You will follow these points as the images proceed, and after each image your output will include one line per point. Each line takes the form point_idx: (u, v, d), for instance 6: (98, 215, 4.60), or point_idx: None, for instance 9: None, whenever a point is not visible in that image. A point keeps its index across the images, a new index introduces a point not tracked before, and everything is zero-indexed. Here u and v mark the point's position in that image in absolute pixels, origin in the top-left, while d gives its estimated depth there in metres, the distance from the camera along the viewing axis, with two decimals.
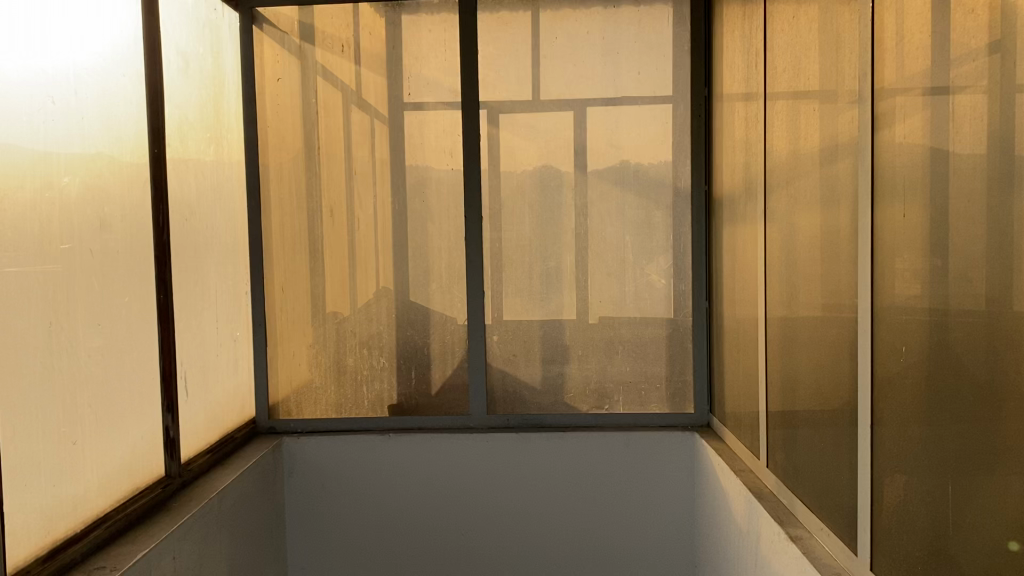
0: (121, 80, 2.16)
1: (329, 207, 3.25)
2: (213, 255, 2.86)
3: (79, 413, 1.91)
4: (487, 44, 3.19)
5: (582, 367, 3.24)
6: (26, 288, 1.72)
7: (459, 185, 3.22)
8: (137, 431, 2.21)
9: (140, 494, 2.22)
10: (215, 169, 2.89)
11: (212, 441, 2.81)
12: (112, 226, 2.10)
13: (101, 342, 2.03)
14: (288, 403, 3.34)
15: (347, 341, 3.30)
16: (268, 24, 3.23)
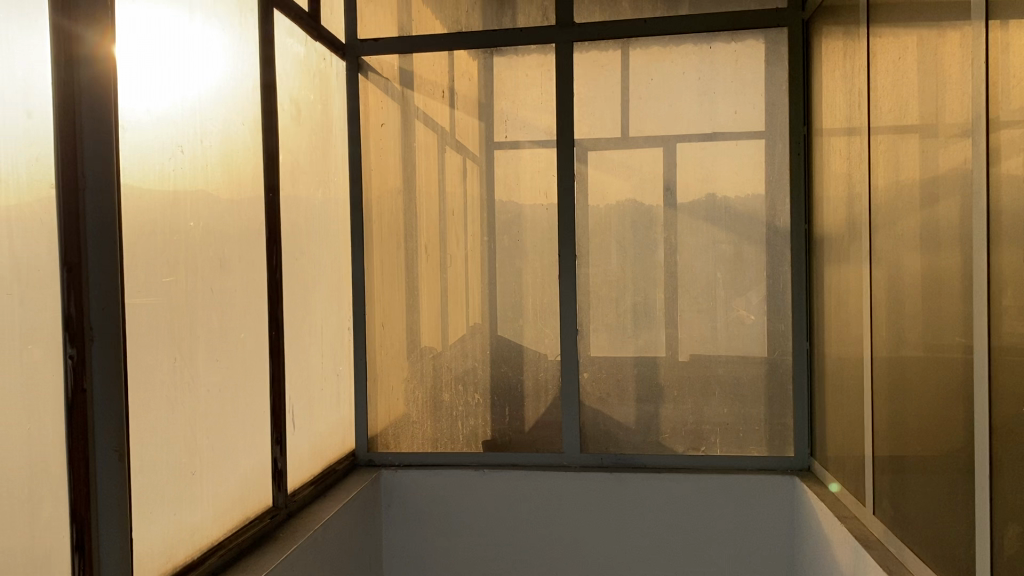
0: (240, 128, 2.30)
1: (427, 245, 3.35)
2: (320, 292, 2.97)
3: (198, 444, 2.01)
4: (582, 86, 3.24)
5: (677, 406, 3.22)
6: (155, 325, 1.83)
7: (554, 224, 3.27)
8: (248, 461, 2.31)
9: (250, 523, 2.31)
10: (323, 210, 3.02)
11: (315, 473, 2.90)
12: (230, 266, 2.22)
13: (218, 376, 2.14)
14: (386, 435, 3.41)
15: (443, 377, 3.37)
16: (373, 72, 3.37)
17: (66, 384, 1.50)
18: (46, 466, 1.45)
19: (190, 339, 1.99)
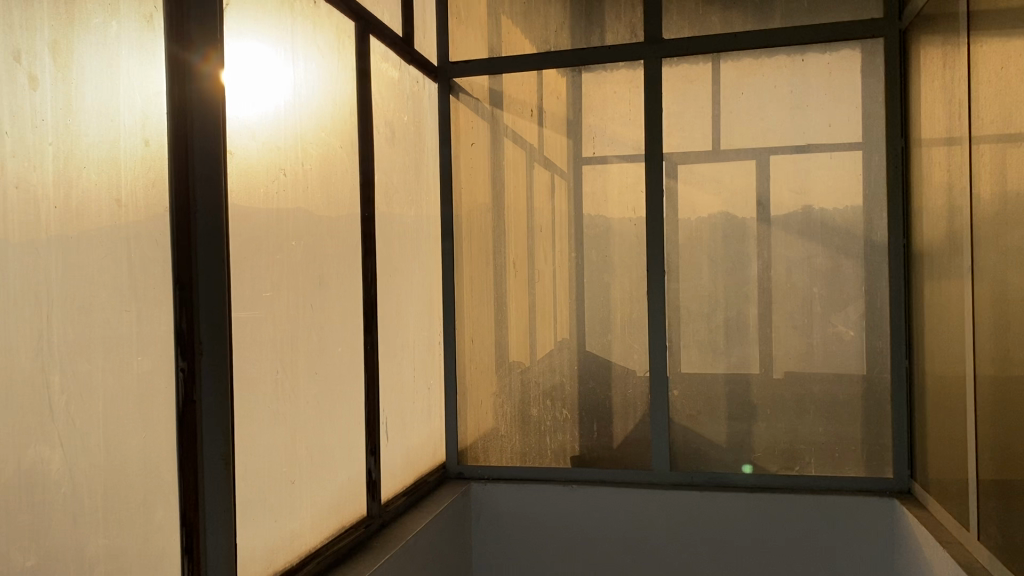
0: (338, 150, 2.39)
1: (515, 262, 3.40)
2: (412, 306, 3.05)
3: (298, 453, 2.10)
4: (671, 102, 3.23)
5: (770, 425, 3.16)
6: (259, 339, 1.92)
7: (642, 239, 3.26)
8: (344, 472, 2.39)
9: (345, 532, 2.38)
10: (415, 227, 3.10)
11: (408, 484, 2.97)
12: (328, 283, 2.31)
13: (316, 389, 2.22)
14: (476, 449, 3.45)
15: (532, 392, 3.40)
16: (464, 93, 3.44)
17: (177, 395, 1.59)
18: (160, 473, 1.53)
19: (290, 353, 2.07)
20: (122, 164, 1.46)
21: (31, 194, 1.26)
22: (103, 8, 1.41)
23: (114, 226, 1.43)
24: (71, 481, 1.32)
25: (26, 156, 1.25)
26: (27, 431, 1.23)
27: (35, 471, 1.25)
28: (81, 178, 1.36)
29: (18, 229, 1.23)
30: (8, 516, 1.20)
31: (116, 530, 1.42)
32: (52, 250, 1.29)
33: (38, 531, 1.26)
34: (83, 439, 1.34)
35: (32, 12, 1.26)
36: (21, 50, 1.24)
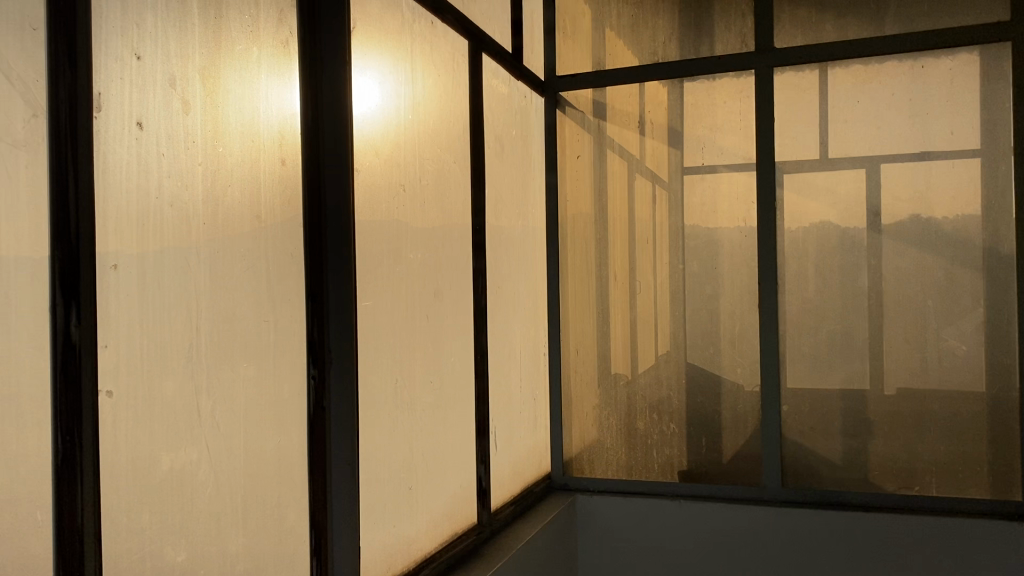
0: (452, 164, 2.45)
1: (621, 274, 3.40)
2: (519, 317, 3.08)
3: (414, 460, 2.15)
4: (784, 111, 3.18)
5: (888, 443, 3.05)
6: (379, 349, 1.98)
7: (753, 251, 3.22)
8: (456, 480, 2.43)
9: (457, 539, 2.42)
10: (522, 239, 3.13)
11: (515, 493, 2.99)
12: (442, 295, 2.37)
13: (431, 397, 2.27)
14: (581, 460, 3.44)
15: (638, 405, 3.38)
16: (570, 107, 3.46)
17: (310, 401, 1.68)
18: (291, 476, 1.61)
19: (407, 362, 2.13)
20: (261, 181, 1.54)
21: (183, 212, 1.33)
22: (244, 37, 1.50)
23: (255, 242, 1.51)
24: (215, 481, 1.39)
25: (180, 176, 1.33)
26: (180, 433, 1.31)
27: (185, 470, 1.32)
28: (225, 195, 1.44)
29: (173, 244, 1.30)
30: (163, 512, 1.28)
31: (254, 530, 1.49)
32: (201, 263, 1.37)
33: (187, 527, 1.33)
34: (226, 441, 1.42)
35: (185, 41, 1.34)
36: (176, 77, 1.32)
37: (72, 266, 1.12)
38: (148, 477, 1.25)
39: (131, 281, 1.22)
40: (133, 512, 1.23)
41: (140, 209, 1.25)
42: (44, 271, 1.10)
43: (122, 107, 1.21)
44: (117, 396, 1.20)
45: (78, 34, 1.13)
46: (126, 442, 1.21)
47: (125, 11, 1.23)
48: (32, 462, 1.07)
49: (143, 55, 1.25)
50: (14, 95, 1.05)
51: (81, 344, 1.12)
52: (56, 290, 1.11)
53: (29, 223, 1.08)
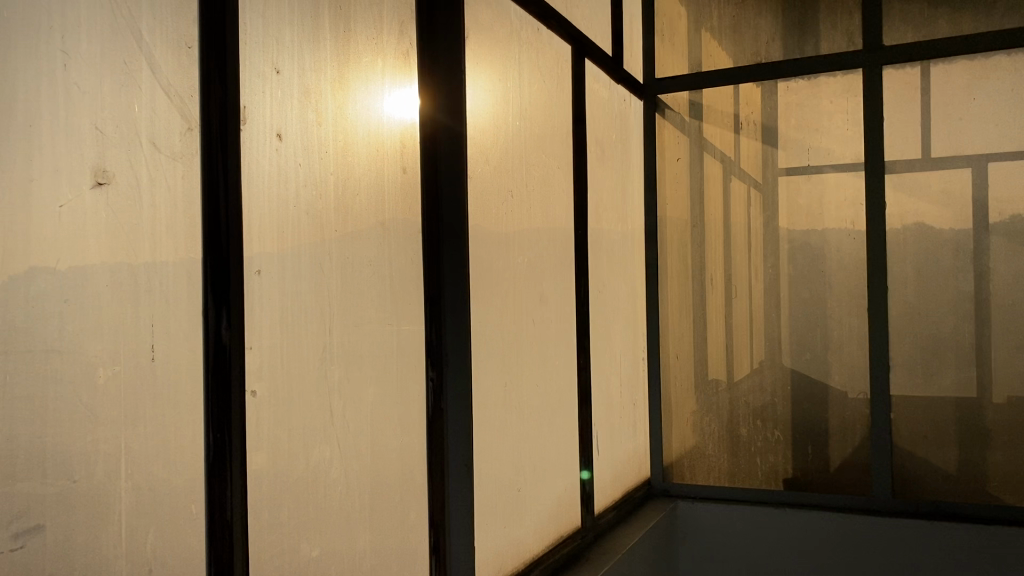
0: (556, 170, 2.47)
1: (722, 278, 3.35)
2: (619, 321, 3.08)
3: (523, 463, 2.18)
4: (894, 111, 3.09)
5: (1008, 453, 2.93)
6: (490, 353, 2.01)
7: (862, 254, 3.14)
8: (561, 484, 2.45)
9: (563, 542, 2.44)
10: (623, 243, 3.13)
11: (616, 498, 2.99)
12: (548, 299, 2.39)
13: (538, 400, 2.30)
14: (682, 466, 3.40)
15: (740, 411, 3.33)
16: (669, 110, 3.42)
17: (429, 403, 1.72)
18: (413, 476, 1.65)
19: (516, 366, 2.16)
20: (385, 190, 1.59)
21: (317, 219, 1.39)
22: (371, 49, 1.56)
23: (379, 248, 1.56)
24: (346, 479, 1.44)
25: (314, 185, 1.38)
26: (314, 431, 1.36)
27: (319, 468, 1.38)
28: (355, 203, 1.49)
29: (309, 248, 1.36)
30: (298, 508, 1.33)
31: (379, 527, 1.53)
32: (332, 269, 1.43)
33: (321, 524, 1.38)
34: (354, 441, 1.47)
35: (319, 55, 1.40)
36: (310, 89, 1.38)
37: (223, 272, 1.18)
38: (287, 473, 1.30)
39: (272, 283, 1.29)
40: (273, 507, 1.28)
41: (280, 217, 1.31)
42: (196, 275, 1.15)
43: (265, 120, 1.28)
44: (261, 396, 1.26)
45: (227, 52, 1.19)
46: (269, 438, 1.27)
47: (266, 27, 1.29)
48: (188, 458, 1.12)
49: (282, 69, 1.32)
50: (173, 109, 1.11)
51: (231, 345, 1.18)
52: (208, 294, 1.16)
53: (185, 231, 1.14)
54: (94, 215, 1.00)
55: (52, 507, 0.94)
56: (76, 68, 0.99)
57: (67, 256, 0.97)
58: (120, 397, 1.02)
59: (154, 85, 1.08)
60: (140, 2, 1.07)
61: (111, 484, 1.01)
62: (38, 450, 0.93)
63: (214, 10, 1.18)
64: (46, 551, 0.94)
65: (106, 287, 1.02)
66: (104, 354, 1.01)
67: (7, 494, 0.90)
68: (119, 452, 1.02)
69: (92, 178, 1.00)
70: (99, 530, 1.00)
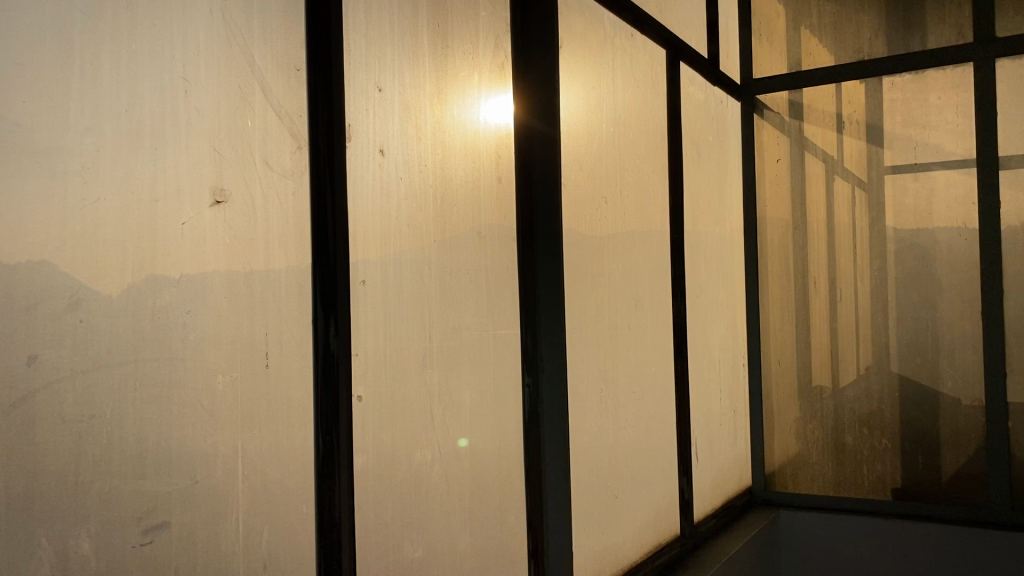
0: (651, 175, 2.46)
1: (824, 281, 3.26)
2: (718, 326, 3.03)
3: (620, 469, 2.18)
4: (1008, 105, 2.95)
5: None
6: (586, 360, 2.02)
7: (975, 256, 3.01)
8: (660, 491, 2.44)
9: (662, 550, 2.43)
10: (720, 247, 3.09)
11: (716, 506, 2.95)
12: (644, 304, 2.39)
13: (634, 407, 2.30)
14: (784, 474, 3.32)
15: (845, 418, 3.23)
16: (768, 111, 3.35)
17: (525, 408, 1.75)
18: (511, 480, 1.69)
19: (613, 372, 2.17)
20: (482, 202, 1.63)
21: (418, 230, 1.44)
22: (466, 63, 1.60)
23: (476, 256, 1.60)
24: (446, 483, 1.48)
25: (415, 198, 1.44)
26: (416, 434, 1.41)
27: (421, 472, 1.42)
28: (453, 214, 1.53)
29: (409, 259, 1.42)
30: (402, 509, 1.38)
31: (480, 530, 1.57)
32: (432, 279, 1.48)
33: (423, 524, 1.42)
34: (454, 443, 1.51)
35: (419, 72, 1.46)
36: (410, 106, 1.43)
37: (331, 284, 1.24)
38: (391, 476, 1.36)
39: (376, 294, 1.34)
40: (378, 508, 1.33)
41: (383, 229, 1.36)
42: (306, 286, 1.21)
43: (369, 137, 1.33)
44: (367, 401, 1.31)
45: (334, 74, 1.25)
46: (374, 443, 1.32)
47: (370, 47, 1.35)
48: (299, 460, 1.18)
49: (384, 87, 1.37)
50: (283, 130, 1.17)
51: (339, 353, 1.24)
52: (317, 304, 1.23)
53: (295, 244, 1.20)
54: (213, 232, 1.07)
55: (177, 506, 1.00)
56: (196, 93, 1.05)
57: (191, 270, 1.03)
58: (237, 403, 1.09)
59: (267, 109, 1.15)
60: (253, 30, 1.14)
61: (230, 485, 1.07)
62: (165, 452, 0.99)
63: (321, 35, 1.25)
64: (173, 546, 1.00)
65: (225, 299, 1.08)
66: (223, 362, 1.07)
67: (139, 492, 0.96)
68: (236, 455, 1.08)
69: (211, 197, 1.06)
70: (219, 529, 1.06)
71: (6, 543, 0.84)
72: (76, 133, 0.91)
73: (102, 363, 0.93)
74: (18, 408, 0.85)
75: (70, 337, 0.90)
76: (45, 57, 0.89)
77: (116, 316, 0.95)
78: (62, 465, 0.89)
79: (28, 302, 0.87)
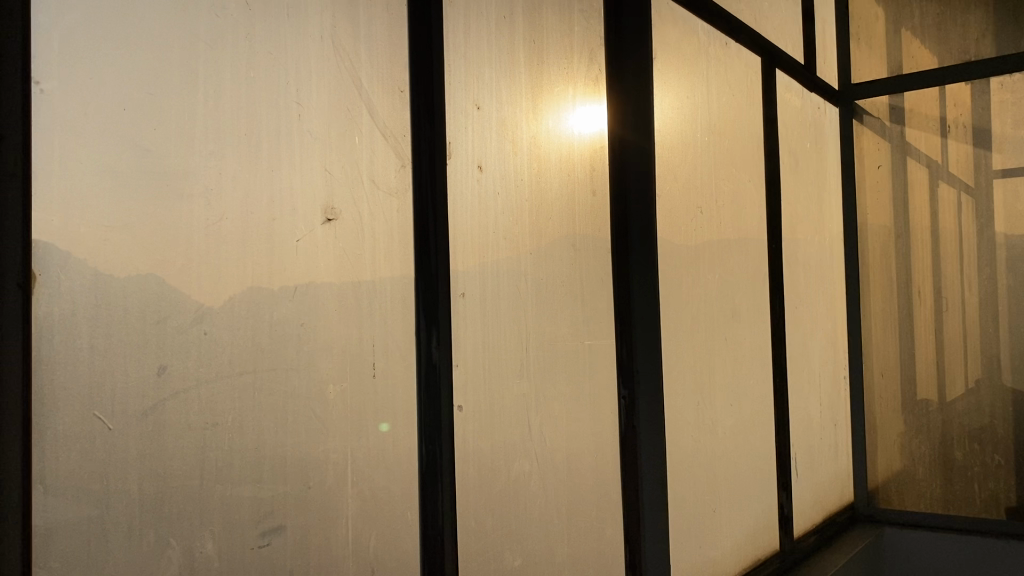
0: (748, 184, 2.43)
1: (930, 290, 3.15)
2: (818, 337, 2.96)
3: (718, 482, 2.16)
4: None
5: None
6: (682, 371, 2.01)
7: None
8: (759, 505, 2.40)
9: (761, 565, 2.38)
10: (819, 256, 3.01)
11: (816, 521, 2.87)
12: (741, 315, 2.35)
13: (732, 419, 2.27)
14: (888, 490, 3.20)
15: (954, 433, 3.11)
16: (868, 116, 3.27)
17: (620, 419, 1.76)
18: (607, 491, 1.69)
19: (709, 384, 2.15)
20: (577, 214, 1.65)
21: (515, 242, 1.47)
22: (561, 76, 1.63)
23: (570, 269, 1.62)
24: (544, 493, 1.50)
25: (512, 211, 1.46)
26: (514, 445, 1.44)
27: (520, 481, 1.45)
28: (549, 226, 1.56)
29: (506, 271, 1.44)
30: (502, 517, 1.40)
31: (577, 541, 1.59)
32: (529, 291, 1.50)
33: (521, 532, 1.44)
34: (552, 452, 1.53)
35: (515, 88, 1.49)
36: (506, 122, 1.46)
37: (434, 297, 1.28)
38: (491, 485, 1.38)
39: (476, 308, 1.37)
40: (479, 516, 1.35)
41: (482, 242, 1.39)
42: (410, 299, 1.25)
43: (468, 153, 1.37)
44: (467, 410, 1.34)
45: (435, 93, 1.29)
46: (475, 452, 1.35)
47: (469, 67, 1.39)
48: (404, 467, 1.22)
49: (482, 105, 1.41)
50: (388, 150, 1.22)
51: (440, 364, 1.28)
52: (420, 316, 1.27)
53: (400, 258, 1.24)
54: (325, 248, 1.11)
55: (292, 509, 1.05)
56: (308, 116, 1.10)
57: (303, 284, 1.08)
58: (347, 413, 1.13)
59: (373, 129, 1.20)
60: (361, 55, 1.18)
61: (339, 490, 1.12)
62: (280, 458, 1.04)
63: (422, 56, 1.29)
64: (288, 549, 1.05)
65: (336, 311, 1.13)
66: (334, 372, 1.12)
67: (257, 496, 1.01)
68: (346, 462, 1.13)
69: (323, 215, 1.11)
70: (331, 532, 1.10)
71: (139, 544, 0.90)
72: (200, 157, 0.97)
73: (223, 373, 0.98)
74: (148, 416, 0.90)
75: (195, 348, 0.95)
76: (174, 86, 0.95)
77: (236, 327, 1.00)
78: (187, 471, 0.94)
79: (158, 316, 0.92)
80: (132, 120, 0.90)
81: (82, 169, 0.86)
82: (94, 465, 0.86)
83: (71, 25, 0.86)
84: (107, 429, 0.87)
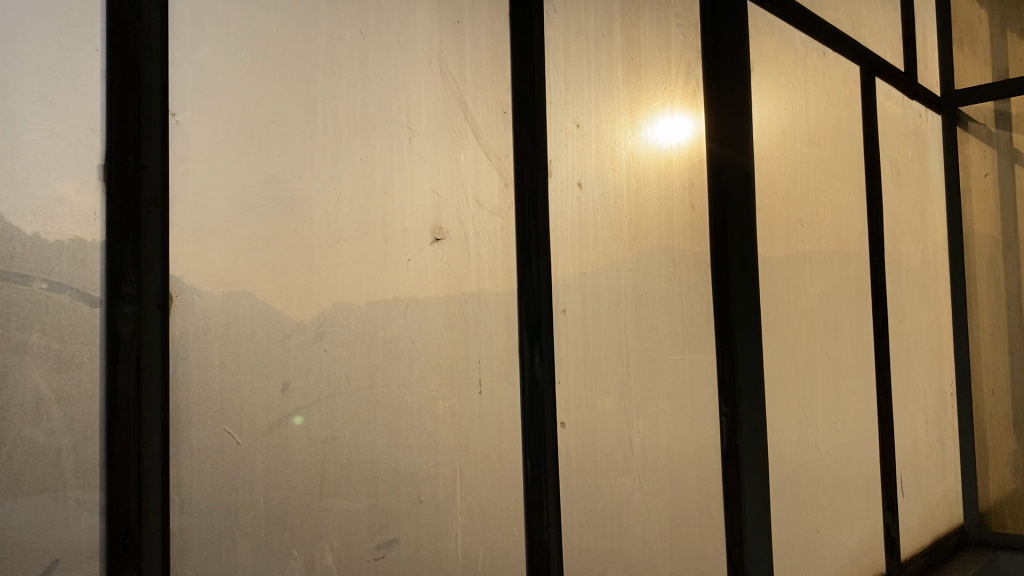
0: (848, 196, 2.37)
1: None
2: (923, 352, 2.86)
3: (821, 501, 2.10)
4: None
5: None
6: (784, 387, 1.97)
7: None
8: (864, 526, 2.33)
9: None
10: (923, 268, 2.91)
11: (924, 544, 2.76)
12: (843, 330, 2.29)
13: (836, 438, 2.21)
14: (1001, 513, 3.06)
15: None
16: (973, 123, 3.15)
17: (722, 438, 1.74)
18: (709, 509, 1.67)
19: (812, 401, 2.10)
20: (676, 229, 1.64)
21: (615, 258, 1.47)
22: (660, 89, 1.63)
23: (670, 285, 1.61)
24: (646, 510, 1.49)
25: (612, 227, 1.47)
26: (616, 461, 1.44)
27: (622, 498, 1.44)
28: (649, 242, 1.56)
29: (607, 287, 1.45)
30: (605, 534, 1.40)
31: (680, 559, 1.57)
32: (629, 306, 1.50)
33: (625, 550, 1.44)
34: (653, 470, 1.52)
35: (614, 105, 1.50)
36: (605, 138, 1.47)
37: (537, 314, 1.29)
38: (594, 501, 1.38)
39: (577, 324, 1.38)
40: (582, 533, 1.36)
41: (583, 259, 1.40)
42: (514, 316, 1.27)
43: (568, 170, 1.38)
44: (570, 427, 1.34)
45: (536, 112, 1.31)
46: (578, 469, 1.36)
47: (569, 86, 1.40)
48: (510, 482, 1.24)
49: (582, 122, 1.42)
50: (493, 170, 1.25)
51: (544, 381, 1.29)
52: (523, 333, 1.28)
53: (504, 277, 1.26)
54: (434, 266, 1.14)
55: (405, 522, 1.08)
56: (418, 139, 1.13)
57: (414, 302, 1.11)
58: (455, 429, 1.15)
59: (478, 150, 1.22)
60: (466, 77, 1.22)
61: (449, 504, 1.14)
62: (394, 471, 1.07)
63: (524, 76, 1.31)
64: (401, 562, 1.07)
65: (445, 328, 1.15)
66: (442, 388, 1.14)
67: (372, 509, 1.04)
68: (454, 477, 1.15)
69: (432, 235, 1.14)
70: (441, 545, 1.12)
71: (265, 554, 0.93)
72: (319, 182, 1.01)
73: (341, 389, 1.02)
74: (274, 429, 0.94)
75: (316, 365, 0.99)
76: (295, 114, 0.99)
77: (355, 344, 1.03)
78: (309, 484, 0.98)
79: (283, 334, 0.96)
80: (258, 149, 0.95)
81: (213, 194, 0.91)
82: (225, 477, 0.90)
83: (206, 59, 0.91)
84: (236, 444, 0.91)
